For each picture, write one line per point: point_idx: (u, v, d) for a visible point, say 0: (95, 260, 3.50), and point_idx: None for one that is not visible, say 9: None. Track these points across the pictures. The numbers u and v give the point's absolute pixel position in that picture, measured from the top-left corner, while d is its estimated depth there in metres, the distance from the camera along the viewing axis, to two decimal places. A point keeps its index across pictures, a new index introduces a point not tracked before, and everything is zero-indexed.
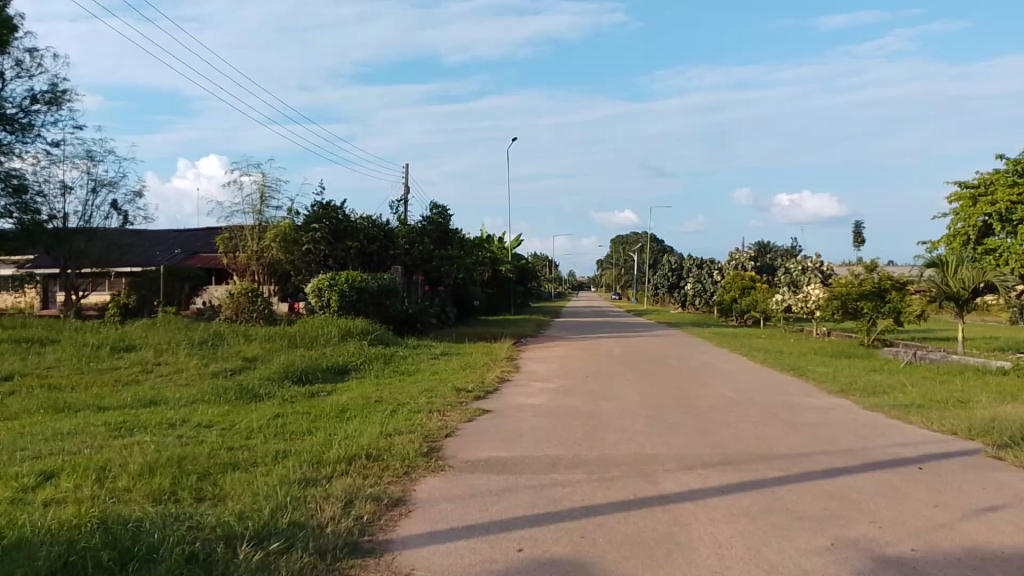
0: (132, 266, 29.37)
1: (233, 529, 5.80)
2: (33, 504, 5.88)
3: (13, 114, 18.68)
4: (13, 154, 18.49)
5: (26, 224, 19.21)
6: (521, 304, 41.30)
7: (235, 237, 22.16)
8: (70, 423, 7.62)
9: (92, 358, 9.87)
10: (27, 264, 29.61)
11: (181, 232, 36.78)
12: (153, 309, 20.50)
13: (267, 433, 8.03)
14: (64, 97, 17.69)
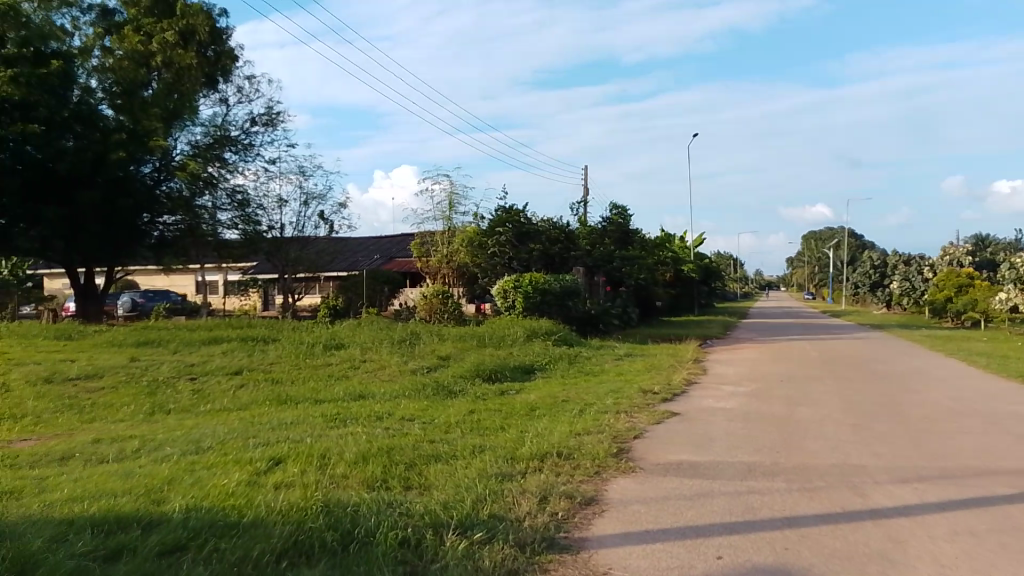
0: (337, 271, 32.08)
1: (439, 517, 6.11)
2: (267, 486, 6.38)
3: (237, 136, 20.99)
4: (236, 172, 20.84)
5: (249, 235, 21.47)
6: (705, 305, 40.22)
7: (428, 244, 23.08)
8: (291, 414, 8.38)
9: (307, 354, 10.84)
10: (249, 270, 33.22)
11: (375, 239, 39.45)
12: (358, 310, 22.37)
13: (465, 428, 8.40)
14: (279, 118, 19.62)
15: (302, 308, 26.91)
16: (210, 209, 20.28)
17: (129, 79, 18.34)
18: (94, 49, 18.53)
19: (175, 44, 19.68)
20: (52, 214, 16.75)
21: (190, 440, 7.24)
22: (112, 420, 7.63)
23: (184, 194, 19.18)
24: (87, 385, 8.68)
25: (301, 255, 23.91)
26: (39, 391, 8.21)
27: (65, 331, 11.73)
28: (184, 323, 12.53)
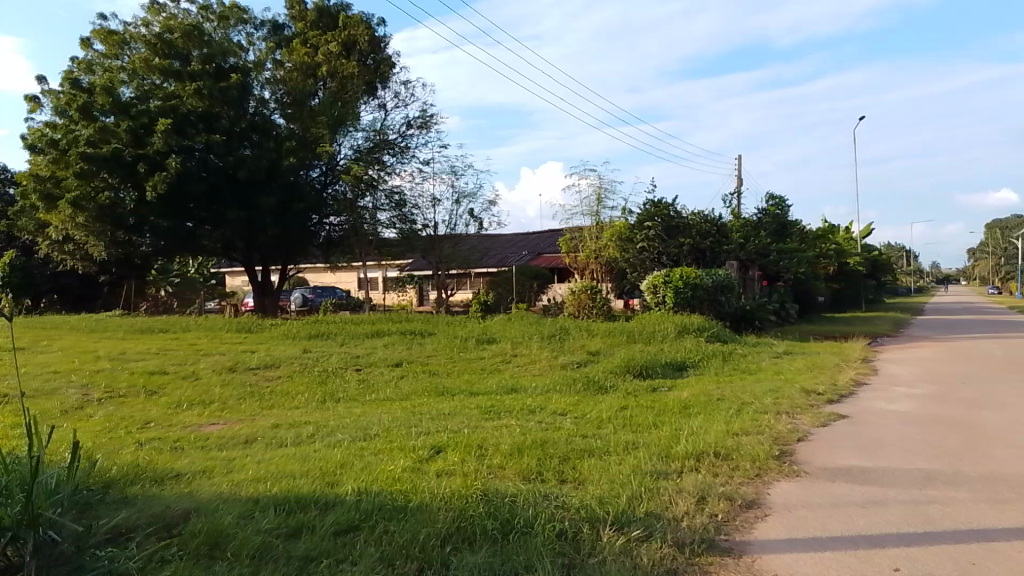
0: (488, 267, 32.95)
1: (595, 512, 6.09)
2: (430, 473, 6.61)
3: (395, 140, 22.01)
4: (394, 174, 21.70)
5: (406, 233, 22.46)
6: (872, 301, 37.54)
7: (577, 239, 23.28)
8: (449, 405, 8.66)
9: (462, 348, 11.18)
10: (404, 267, 34.80)
11: (523, 236, 40.07)
12: (508, 305, 22.83)
13: (617, 424, 8.34)
14: (433, 120, 20.37)
15: (455, 304, 27.81)
16: (371, 210, 21.31)
17: (299, 88, 19.70)
18: (266, 62, 20.13)
19: (338, 55, 20.60)
20: (235, 216, 18.15)
21: (358, 427, 7.64)
22: (289, 407, 8.16)
23: (348, 194, 20.57)
24: (266, 374, 9.39)
25: (455, 251, 24.60)
26: (225, 379, 8.93)
27: (245, 324, 12.81)
28: (351, 317, 13.31)
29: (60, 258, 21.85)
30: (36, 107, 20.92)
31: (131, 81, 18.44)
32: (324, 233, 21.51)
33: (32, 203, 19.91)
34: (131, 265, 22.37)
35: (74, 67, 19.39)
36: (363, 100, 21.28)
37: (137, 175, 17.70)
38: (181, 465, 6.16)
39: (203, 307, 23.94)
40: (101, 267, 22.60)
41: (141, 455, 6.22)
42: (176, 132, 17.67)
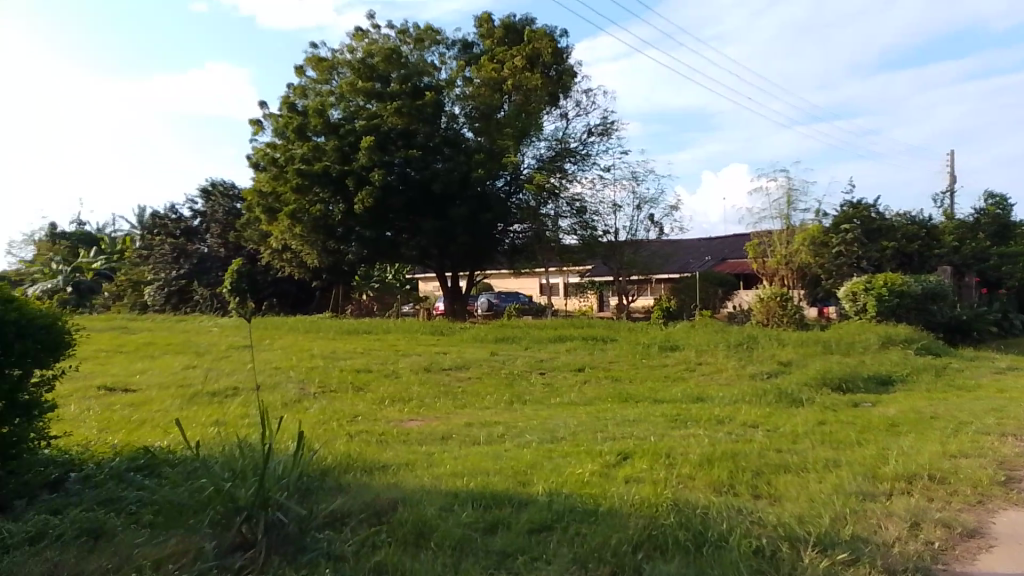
0: (670, 273, 32.52)
1: (795, 531, 5.74)
2: (618, 478, 6.60)
3: (576, 147, 22.29)
4: (575, 182, 22.03)
5: (586, 240, 22.65)
6: None
7: (765, 243, 21.69)
8: (633, 411, 8.60)
9: (645, 355, 11.08)
10: (582, 273, 35.13)
11: (704, 241, 39.04)
12: (692, 312, 22.40)
13: (814, 439, 7.87)
14: (613, 127, 20.42)
15: (637, 310, 27.59)
16: (553, 216, 21.81)
17: (487, 103, 20.74)
18: (457, 80, 21.07)
19: (523, 68, 21.30)
20: (431, 226, 19.41)
21: (546, 429, 7.80)
22: (481, 407, 8.49)
23: (531, 203, 21.22)
24: (457, 374, 9.84)
25: (635, 257, 24.44)
26: (421, 378, 9.47)
27: (437, 326, 13.50)
28: (535, 322, 13.63)
29: (279, 265, 24.23)
30: (260, 129, 23.46)
31: (340, 103, 20.24)
32: (508, 241, 22.05)
33: (257, 216, 22.30)
34: (338, 270, 24.75)
35: (292, 92, 21.41)
36: (546, 110, 21.82)
37: (346, 190, 19.47)
38: (386, 456, 6.59)
39: (400, 307, 25.38)
40: (314, 273, 24.88)
41: (352, 446, 6.72)
42: (379, 149, 19.07)
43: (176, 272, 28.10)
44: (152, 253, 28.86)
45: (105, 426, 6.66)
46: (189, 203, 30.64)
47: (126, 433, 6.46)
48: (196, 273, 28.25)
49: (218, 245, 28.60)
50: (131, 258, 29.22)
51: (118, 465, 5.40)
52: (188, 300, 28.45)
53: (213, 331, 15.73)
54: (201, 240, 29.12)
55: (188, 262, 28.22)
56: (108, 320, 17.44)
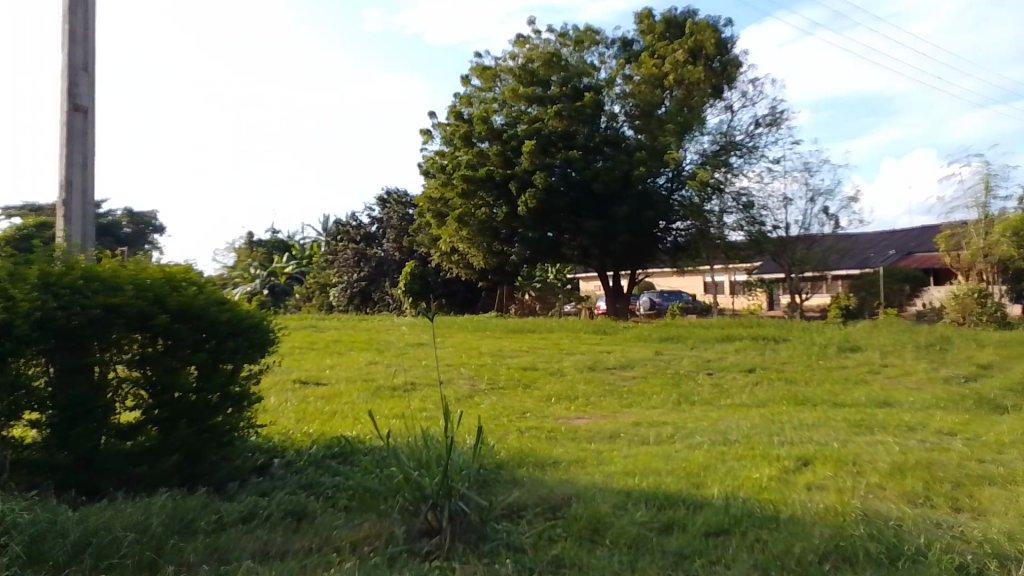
0: (846, 270, 30.64)
1: (1005, 549, 5.14)
2: (798, 485, 6.29)
3: (742, 140, 21.54)
4: (741, 175, 21.29)
5: (755, 236, 21.75)
6: None
7: (957, 236, 20.03)
8: (811, 415, 8.17)
9: (821, 355, 10.51)
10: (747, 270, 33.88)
11: (884, 234, 36.36)
12: (875, 309, 21.33)
13: (1023, 449, 7.07)
14: (782, 116, 19.53)
15: (810, 308, 26.05)
16: (718, 213, 21.30)
17: (647, 101, 20.88)
18: (616, 80, 20.95)
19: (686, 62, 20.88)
20: (593, 226, 19.58)
21: (718, 431, 7.58)
22: (648, 407, 8.41)
23: (695, 199, 20.70)
24: (622, 373, 9.81)
25: (809, 254, 23.04)
26: (587, 377, 9.53)
27: (601, 327, 13.54)
28: (701, 321, 13.32)
29: (448, 267, 25.27)
30: (428, 138, 24.69)
31: (502, 110, 20.90)
32: (671, 239, 21.56)
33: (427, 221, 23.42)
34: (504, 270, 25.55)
35: (457, 102, 22.25)
36: (709, 103, 21.29)
37: (509, 193, 20.19)
38: (557, 452, 6.70)
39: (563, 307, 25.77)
40: (480, 275, 25.79)
41: (524, 441, 6.89)
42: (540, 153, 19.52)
43: (357, 275, 30.17)
44: (337, 257, 31.13)
45: (302, 416, 7.31)
46: (368, 210, 32.80)
47: (320, 423, 7.01)
48: (374, 275, 30.10)
49: (394, 249, 30.14)
50: (320, 263, 31.80)
51: (315, 453, 5.80)
52: (368, 302, 30.48)
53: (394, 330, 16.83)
54: (378, 245, 30.84)
55: (367, 266, 30.12)
56: (301, 319, 19.11)
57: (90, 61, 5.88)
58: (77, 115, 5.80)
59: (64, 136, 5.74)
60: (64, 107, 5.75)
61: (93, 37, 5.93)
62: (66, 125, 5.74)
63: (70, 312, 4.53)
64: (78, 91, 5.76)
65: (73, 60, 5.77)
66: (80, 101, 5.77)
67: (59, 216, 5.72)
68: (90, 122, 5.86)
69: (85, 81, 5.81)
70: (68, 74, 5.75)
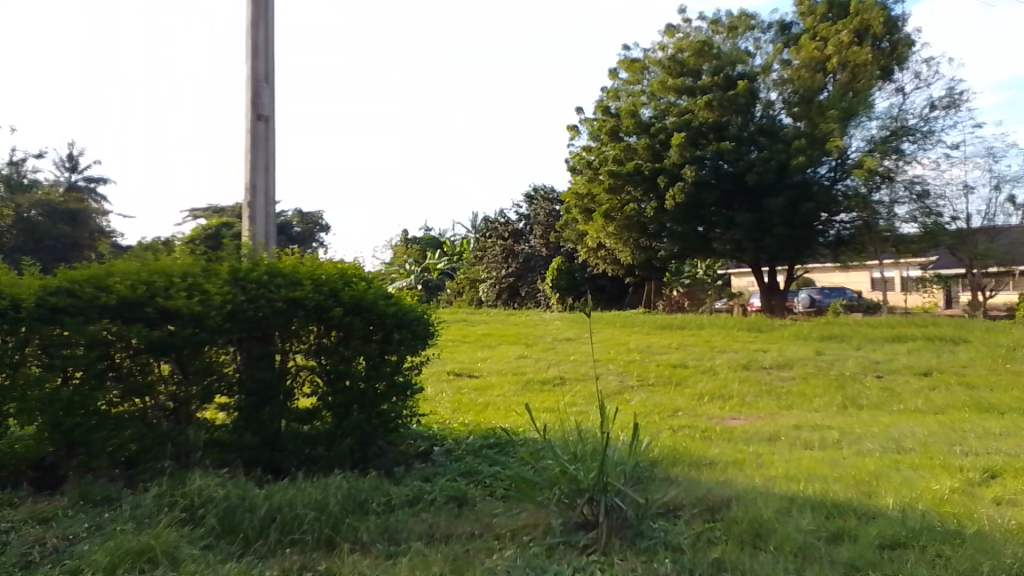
0: None
1: None
2: (986, 499, 5.70)
3: (915, 125, 20.05)
4: (914, 163, 19.79)
5: (930, 227, 20.30)
6: None
7: None
8: (999, 424, 7.41)
9: (1008, 359, 9.55)
10: (918, 266, 31.36)
11: None
12: None
13: None
14: (962, 97, 17.93)
15: (993, 308, 23.62)
16: (888, 204, 20.04)
17: (808, 87, 19.45)
18: (773, 66, 20.24)
19: (850, 43, 19.87)
20: (746, 218, 18.86)
21: (890, 438, 7.05)
22: (810, 409, 7.97)
23: (860, 189, 19.49)
24: (780, 373, 9.36)
25: (992, 246, 21.12)
26: (742, 376, 9.18)
27: (758, 324, 13.03)
28: (867, 319, 12.48)
29: (595, 263, 25.29)
30: (576, 134, 24.84)
31: (651, 102, 20.81)
32: (833, 231, 20.26)
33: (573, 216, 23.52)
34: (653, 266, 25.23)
35: (604, 97, 22.26)
36: (877, 87, 20.01)
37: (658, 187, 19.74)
38: (714, 453, 6.50)
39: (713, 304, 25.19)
40: (628, 270, 25.62)
41: (678, 440, 6.75)
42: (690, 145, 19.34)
43: (505, 271, 30.94)
44: (486, 253, 32.07)
45: (457, 407, 7.59)
46: (516, 207, 33.52)
47: (475, 413, 7.24)
48: (523, 271, 30.93)
49: (541, 245, 30.63)
50: (470, 259, 32.87)
51: (473, 443, 5.97)
52: (516, 297, 31.18)
53: (544, 325, 17.18)
54: (527, 240, 31.54)
55: (515, 262, 30.90)
56: (455, 312, 19.91)
57: (270, 72, 6.35)
58: (260, 123, 6.28)
59: (249, 143, 6.24)
60: (249, 116, 6.25)
61: (273, 50, 6.39)
62: (251, 133, 6.23)
63: (257, 305, 4.95)
64: (261, 101, 6.25)
65: (256, 73, 6.27)
66: (263, 110, 6.25)
67: (246, 217, 6.24)
68: (271, 129, 6.33)
69: (266, 91, 6.29)
70: (252, 86, 6.24)
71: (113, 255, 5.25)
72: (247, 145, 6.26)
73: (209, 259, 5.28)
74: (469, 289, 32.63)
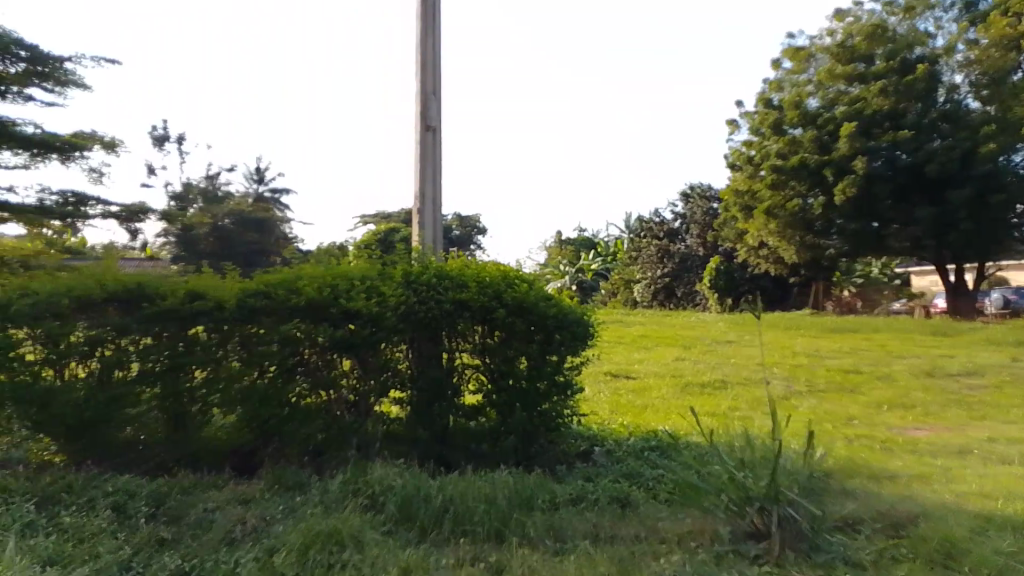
0: None
1: None
2: None
3: None
4: None
5: None
6: None
7: None
8: None
9: None
10: None
11: None
12: None
13: None
14: None
15: None
16: None
17: (999, 67, 17.91)
18: (957, 46, 18.47)
19: None
20: (926, 214, 17.53)
21: None
22: (1006, 421, 7.23)
23: None
24: (970, 382, 8.55)
25: None
26: (924, 384, 8.48)
27: (943, 328, 12.01)
28: None
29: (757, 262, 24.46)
30: (736, 129, 24.11)
31: (818, 92, 19.80)
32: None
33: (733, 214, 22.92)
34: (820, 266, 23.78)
35: (767, 89, 21.82)
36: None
37: (826, 181, 18.76)
38: (895, 466, 6.06)
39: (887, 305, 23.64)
40: (791, 270, 24.46)
41: (855, 451, 6.35)
42: (863, 135, 18.18)
43: (661, 272, 30.50)
44: (640, 253, 31.81)
45: (615, 408, 7.64)
46: (671, 207, 33.09)
47: (633, 416, 7.26)
48: (680, 271, 30.23)
49: (698, 244, 30.22)
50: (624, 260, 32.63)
51: (634, 445, 5.96)
52: (671, 298, 30.57)
53: (704, 327, 16.83)
54: (682, 240, 30.95)
55: (671, 262, 30.20)
56: (612, 313, 19.92)
57: (437, 85, 6.67)
58: (429, 133, 6.61)
59: (419, 153, 6.58)
60: (418, 127, 6.59)
61: (440, 64, 6.72)
62: (420, 143, 6.57)
63: (428, 306, 5.23)
64: (430, 113, 6.58)
65: (425, 86, 6.60)
66: (431, 121, 6.58)
67: (416, 224, 6.60)
68: (438, 139, 6.64)
69: (434, 103, 6.61)
70: (421, 99, 6.58)
71: (299, 260, 5.71)
72: (416, 155, 6.60)
73: (385, 263, 5.63)
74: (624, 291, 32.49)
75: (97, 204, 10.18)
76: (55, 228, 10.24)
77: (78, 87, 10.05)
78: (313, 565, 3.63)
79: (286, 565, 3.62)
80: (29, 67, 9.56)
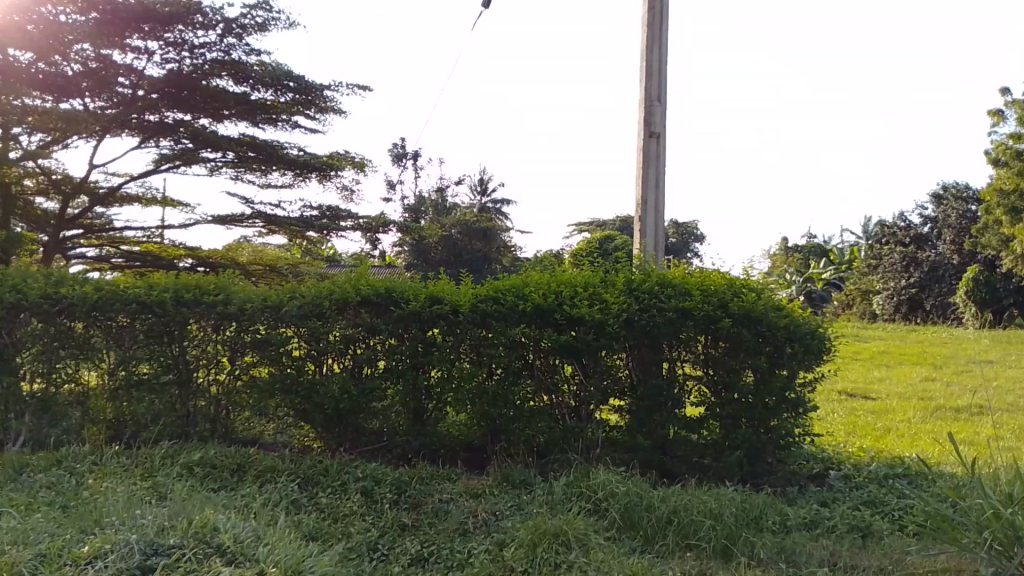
0: None
1: None
2: None
3: None
4: None
5: None
6: None
7: None
8: None
9: None
10: None
11: None
12: None
13: None
14: None
15: None
16: None
17: None
18: None
19: None
20: None
21: None
22: None
23: None
24: None
25: None
26: None
27: None
28: None
29: None
30: (1000, 120, 21.22)
31: None
32: None
33: (1001, 219, 20.97)
34: None
35: None
36: None
37: None
38: None
39: None
40: None
41: None
42: None
43: (904, 282, 27.71)
44: (880, 262, 29.15)
45: (853, 430, 7.10)
46: (918, 210, 30.15)
47: (874, 439, 6.71)
48: (927, 281, 27.26)
49: (952, 251, 27.17)
50: (861, 268, 29.97)
51: (877, 471, 5.48)
52: (917, 310, 27.61)
53: (959, 345, 14.98)
54: (933, 247, 28.22)
55: (918, 271, 27.44)
56: (846, 325, 18.39)
57: (662, 92, 6.64)
58: (652, 141, 6.59)
59: (641, 160, 6.59)
60: (642, 135, 6.60)
61: (665, 71, 6.69)
62: (643, 151, 6.58)
63: (650, 314, 5.17)
64: (653, 120, 6.56)
65: (649, 94, 6.60)
66: (655, 128, 6.56)
67: (637, 231, 6.58)
68: (661, 146, 6.60)
69: (658, 110, 6.58)
70: (646, 107, 6.59)
71: (524, 268, 5.97)
72: (639, 162, 6.62)
73: (608, 271, 5.71)
74: (861, 302, 29.81)
75: (348, 217, 11.35)
76: (312, 238, 11.50)
77: (335, 113, 11.30)
78: (541, 562, 3.76)
79: (515, 560, 3.79)
80: (296, 96, 10.92)
